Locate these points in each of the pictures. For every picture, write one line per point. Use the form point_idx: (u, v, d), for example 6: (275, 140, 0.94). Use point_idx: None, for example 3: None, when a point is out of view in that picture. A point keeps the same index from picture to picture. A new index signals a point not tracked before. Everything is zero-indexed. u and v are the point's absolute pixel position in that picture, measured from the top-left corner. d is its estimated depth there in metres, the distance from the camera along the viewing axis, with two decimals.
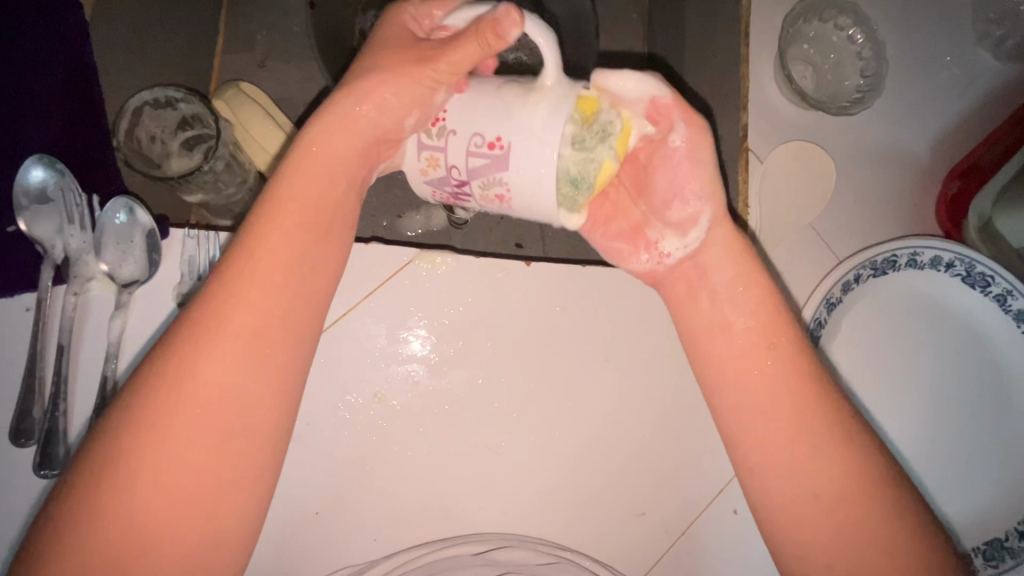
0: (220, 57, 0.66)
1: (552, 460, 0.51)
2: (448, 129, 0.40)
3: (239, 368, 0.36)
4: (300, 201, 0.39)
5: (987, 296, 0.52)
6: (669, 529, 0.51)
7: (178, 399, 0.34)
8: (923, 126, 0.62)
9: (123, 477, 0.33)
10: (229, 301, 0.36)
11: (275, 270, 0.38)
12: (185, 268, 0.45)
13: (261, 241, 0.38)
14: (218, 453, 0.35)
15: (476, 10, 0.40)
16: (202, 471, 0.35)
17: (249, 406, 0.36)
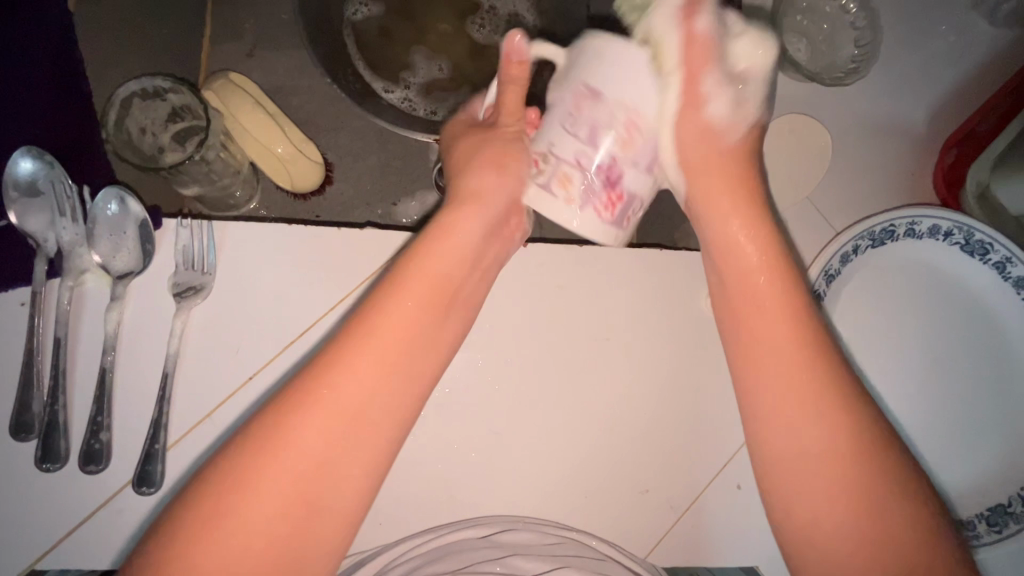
0: (207, 48, 0.65)
1: (555, 439, 0.51)
2: (541, 153, 0.38)
3: (355, 417, 0.35)
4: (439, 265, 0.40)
5: (985, 264, 0.51)
6: (673, 506, 0.51)
7: (312, 416, 0.34)
8: (919, 96, 0.62)
9: (212, 526, 0.31)
10: (353, 362, 0.36)
11: (399, 334, 0.38)
12: (179, 258, 0.44)
13: (389, 305, 0.38)
14: (322, 496, 0.34)
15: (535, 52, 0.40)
16: (304, 514, 0.34)
17: (355, 458, 0.35)
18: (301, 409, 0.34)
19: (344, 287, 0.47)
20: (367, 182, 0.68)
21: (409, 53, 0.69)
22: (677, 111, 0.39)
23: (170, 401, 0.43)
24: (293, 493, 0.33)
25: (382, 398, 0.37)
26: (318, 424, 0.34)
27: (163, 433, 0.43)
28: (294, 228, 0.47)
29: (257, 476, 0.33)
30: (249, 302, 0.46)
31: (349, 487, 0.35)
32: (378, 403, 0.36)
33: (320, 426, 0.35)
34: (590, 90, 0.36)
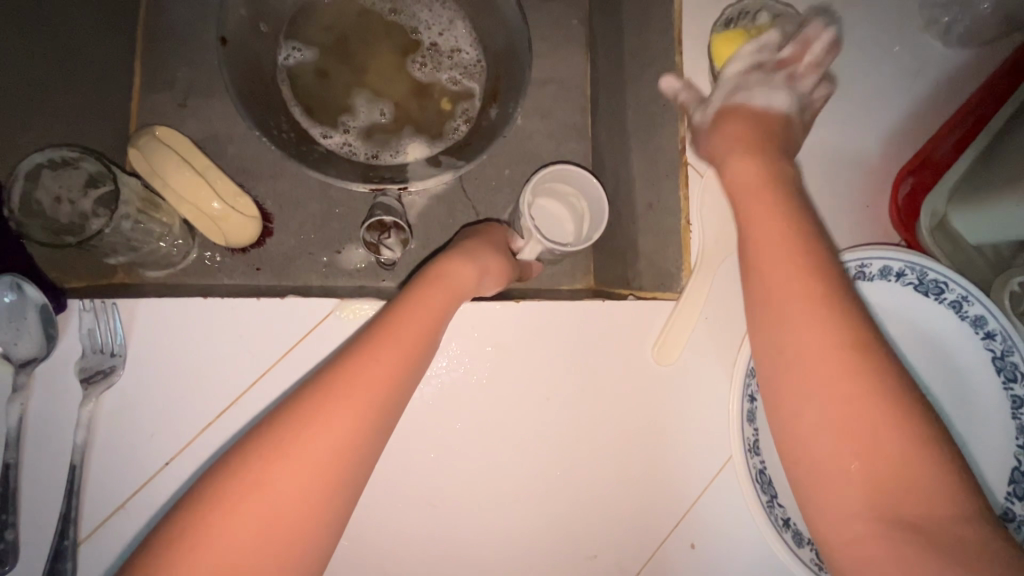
0: (137, 100, 0.64)
1: (499, 505, 0.49)
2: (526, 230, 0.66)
3: (335, 458, 0.35)
4: (408, 326, 0.41)
5: (941, 303, 0.50)
6: (624, 568, 0.49)
7: (268, 480, 0.33)
8: (870, 122, 0.60)
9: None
10: (315, 426, 0.35)
11: (366, 395, 0.37)
12: (86, 342, 0.42)
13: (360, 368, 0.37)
14: (269, 558, 0.32)
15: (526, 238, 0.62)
16: (274, 553, 0.33)
17: (315, 523, 0.34)
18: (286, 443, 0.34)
19: (262, 362, 0.45)
20: (309, 231, 0.66)
21: (347, 95, 0.67)
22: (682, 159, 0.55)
23: (80, 493, 0.41)
24: (260, 530, 0.32)
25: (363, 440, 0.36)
26: (301, 456, 0.34)
27: (73, 527, 0.41)
28: (208, 300, 0.45)
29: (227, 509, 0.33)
30: (164, 382, 0.44)
31: (316, 531, 0.34)
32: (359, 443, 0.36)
33: (280, 484, 0.33)
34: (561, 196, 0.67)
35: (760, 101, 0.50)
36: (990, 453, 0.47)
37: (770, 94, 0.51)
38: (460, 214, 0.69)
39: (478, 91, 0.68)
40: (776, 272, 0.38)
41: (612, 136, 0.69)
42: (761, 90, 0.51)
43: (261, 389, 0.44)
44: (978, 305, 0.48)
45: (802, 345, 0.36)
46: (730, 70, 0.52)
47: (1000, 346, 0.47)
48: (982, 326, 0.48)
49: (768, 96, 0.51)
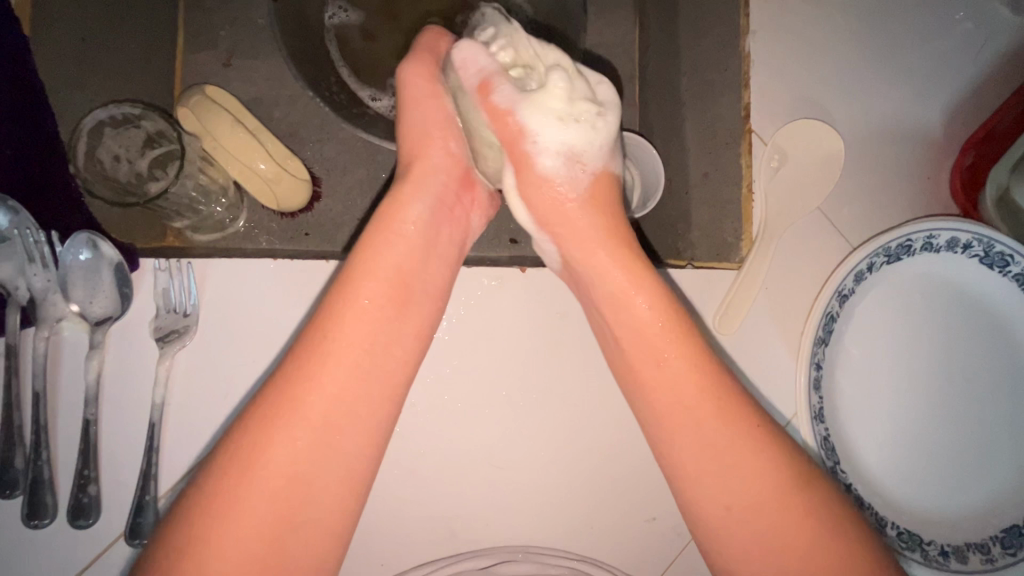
0: (181, 60, 0.62)
1: (558, 470, 0.50)
2: (537, 147, 0.44)
3: (332, 410, 0.40)
4: (377, 282, 0.42)
5: (1007, 278, 0.48)
6: (680, 532, 0.50)
7: (270, 441, 0.38)
8: (936, 91, 0.58)
9: (198, 542, 0.36)
10: (307, 388, 0.39)
11: (347, 351, 0.41)
12: (160, 301, 0.43)
13: (336, 327, 0.41)
14: (298, 500, 0.38)
15: (563, 160, 0.45)
16: (293, 499, 0.38)
17: (329, 467, 0.39)
18: (284, 410, 0.38)
19: None
20: (357, 196, 0.65)
21: (395, 57, 0.66)
22: (567, 170, 0.45)
23: (159, 450, 0.42)
24: (278, 483, 0.38)
25: (354, 400, 0.41)
26: (298, 417, 0.39)
27: (153, 483, 0.41)
28: (282, 262, 0.45)
29: (242, 469, 0.37)
30: (235, 344, 0.44)
31: (324, 483, 0.39)
32: (352, 407, 0.40)
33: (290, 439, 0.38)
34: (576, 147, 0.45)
35: (553, 171, 0.45)
36: None
37: (586, 150, 0.45)
38: None
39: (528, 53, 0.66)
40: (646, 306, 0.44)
41: (664, 105, 0.68)
42: (578, 159, 0.45)
43: None
44: None
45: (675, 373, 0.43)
46: (544, 138, 0.44)
47: None
48: None
49: (563, 150, 0.44)
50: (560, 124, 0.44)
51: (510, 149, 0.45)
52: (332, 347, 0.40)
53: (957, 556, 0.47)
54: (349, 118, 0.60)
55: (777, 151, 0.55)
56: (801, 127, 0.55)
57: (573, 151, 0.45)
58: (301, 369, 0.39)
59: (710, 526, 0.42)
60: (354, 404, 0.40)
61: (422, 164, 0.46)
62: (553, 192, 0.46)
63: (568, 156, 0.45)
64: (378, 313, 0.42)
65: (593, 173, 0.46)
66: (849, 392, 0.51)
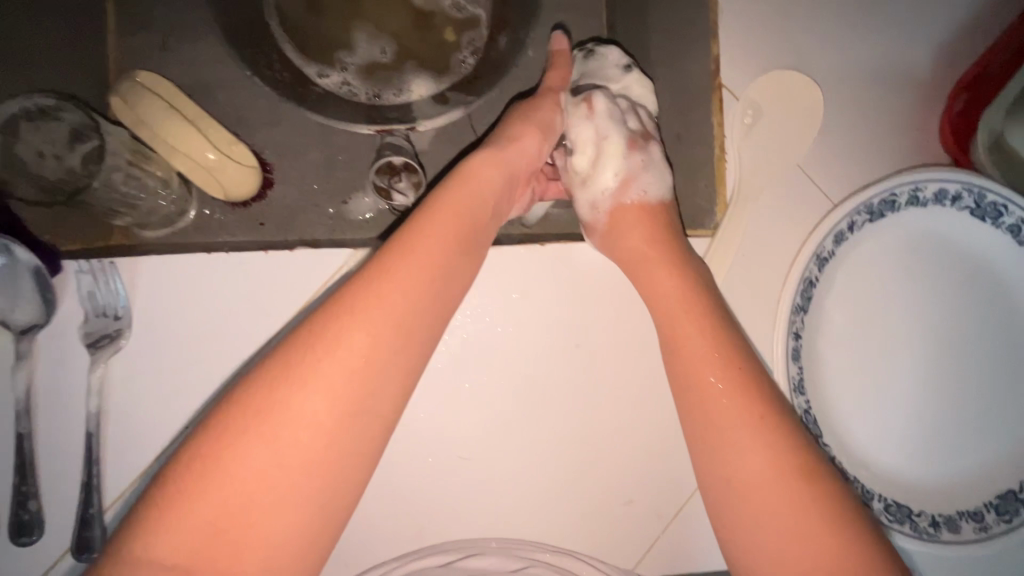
0: (113, 42, 0.57)
1: (527, 458, 0.47)
2: (582, 192, 0.51)
3: (401, 323, 0.33)
4: (452, 214, 0.38)
5: (999, 230, 0.46)
6: (659, 514, 0.48)
7: (329, 351, 0.31)
8: (920, 34, 0.54)
9: (230, 451, 0.29)
10: (379, 292, 0.33)
11: (422, 262, 0.35)
12: (88, 306, 0.40)
13: (415, 237, 0.36)
14: (345, 428, 0.31)
15: (607, 194, 0.50)
16: (341, 425, 0.31)
17: (382, 394, 0.33)
18: (353, 314, 0.32)
19: (276, 319, 0.43)
20: (312, 181, 0.61)
21: (343, 29, 0.61)
22: (619, 202, 0.50)
23: (100, 462, 0.40)
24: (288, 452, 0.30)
25: (418, 317, 0.34)
26: (328, 374, 0.31)
27: (97, 496, 0.40)
28: (217, 257, 0.42)
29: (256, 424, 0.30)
30: (175, 346, 0.41)
31: (342, 460, 0.31)
32: (416, 322, 0.34)
33: (349, 355, 0.31)
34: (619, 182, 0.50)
35: (596, 203, 0.50)
36: None
37: (635, 180, 0.50)
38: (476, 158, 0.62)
39: (485, 18, 0.62)
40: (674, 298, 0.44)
41: None
42: (636, 183, 0.50)
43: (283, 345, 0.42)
44: None
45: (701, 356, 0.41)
46: (604, 176, 0.50)
47: None
48: None
49: (607, 185, 0.50)
50: (597, 172, 0.50)
51: (570, 190, 0.52)
52: (383, 295, 0.33)
53: (950, 526, 0.45)
54: (296, 97, 0.56)
55: (751, 107, 0.51)
56: (779, 80, 0.51)
57: (614, 186, 0.50)
58: (374, 274, 0.34)
59: (731, 526, 0.38)
60: (417, 336, 0.34)
61: (513, 141, 0.45)
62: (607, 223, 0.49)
63: (610, 190, 0.50)
64: (452, 248, 0.37)
65: (638, 198, 0.49)
66: (836, 360, 0.48)
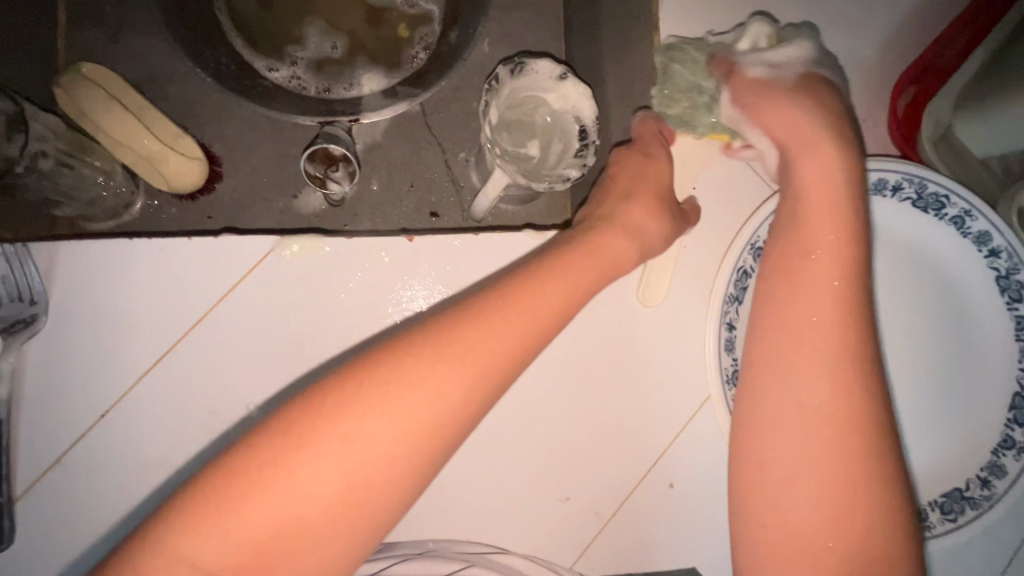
0: (65, 38, 0.58)
1: (460, 453, 0.47)
2: (732, 63, 0.49)
3: (423, 425, 0.32)
4: (544, 287, 0.38)
5: (942, 220, 0.46)
6: (597, 513, 0.47)
7: (345, 438, 0.31)
8: (871, 23, 0.53)
9: (224, 502, 0.30)
10: (407, 390, 0.32)
11: (467, 363, 0.34)
12: (2, 290, 0.39)
13: (465, 332, 0.34)
14: (331, 516, 0.30)
15: (774, 61, 0.49)
16: (331, 514, 0.30)
17: (380, 491, 0.31)
18: (378, 403, 0.32)
19: (200, 305, 0.42)
20: (261, 176, 0.61)
21: (295, 24, 0.61)
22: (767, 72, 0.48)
23: (12, 450, 0.39)
24: (288, 514, 0.30)
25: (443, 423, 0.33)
26: (351, 450, 0.31)
27: (7, 484, 0.39)
28: (141, 245, 0.42)
29: (287, 453, 0.30)
30: (95, 334, 0.41)
31: (365, 514, 0.31)
32: (425, 430, 0.32)
33: (359, 447, 0.31)
34: (780, 56, 0.49)
35: (759, 70, 0.48)
36: (982, 382, 0.45)
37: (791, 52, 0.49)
38: (425, 150, 0.61)
39: (438, 14, 0.62)
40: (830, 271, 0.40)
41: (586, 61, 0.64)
42: (783, 60, 0.49)
43: (205, 333, 0.42)
44: (981, 220, 0.44)
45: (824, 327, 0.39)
46: (778, 48, 0.49)
47: (1006, 265, 0.44)
48: (984, 243, 0.44)
49: (773, 56, 0.49)
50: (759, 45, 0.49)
51: (728, 67, 0.49)
52: (442, 369, 0.33)
53: None
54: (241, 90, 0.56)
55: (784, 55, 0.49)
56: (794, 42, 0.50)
57: (761, 57, 0.49)
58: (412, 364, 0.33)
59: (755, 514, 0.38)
60: (434, 441, 0.33)
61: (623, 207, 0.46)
62: (767, 103, 0.46)
63: (778, 59, 0.49)
64: (513, 330, 0.35)
65: (799, 76, 0.48)
66: None
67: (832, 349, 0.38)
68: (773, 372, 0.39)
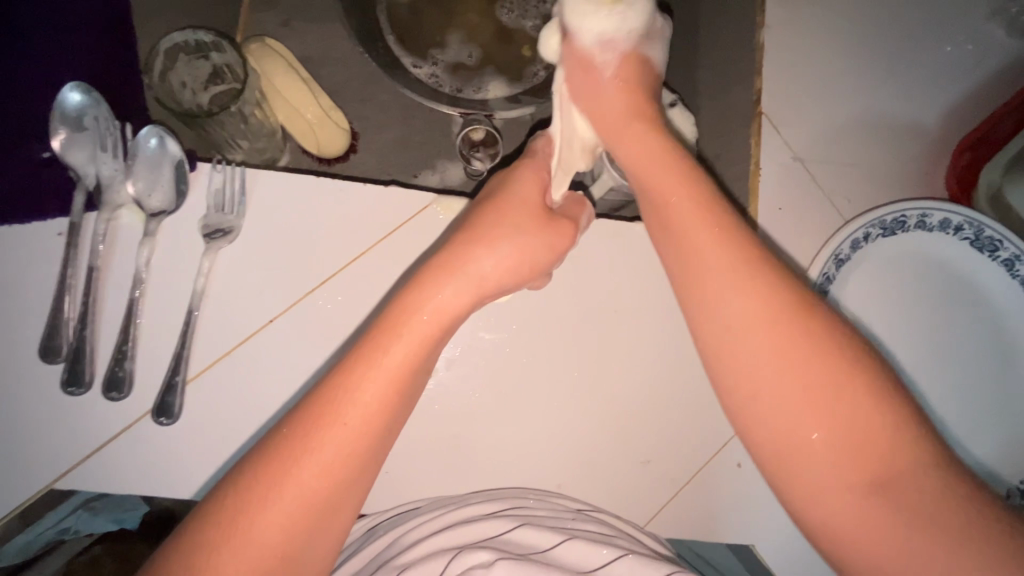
0: (245, 14, 0.67)
1: (558, 408, 0.52)
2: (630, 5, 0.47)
3: (367, 429, 0.35)
4: (457, 300, 0.40)
5: (995, 261, 0.52)
6: (673, 479, 0.52)
7: (300, 465, 0.32)
8: (934, 97, 0.62)
9: (210, 554, 0.30)
10: (348, 405, 0.34)
11: (395, 368, 0.36)
12: (212, 201, 0.46)
13: (387, 342, 0.37)
14: (301, 542, 0.32)
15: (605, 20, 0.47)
16: (301, 538, 0.32)
17: (344, 499, 0.34)
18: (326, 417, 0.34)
19: (362, 241, 0.48)
20: (389, 153, 0.69)
21: (436, 31, 0.71)
22: (598, 30, 0.47)
23: (192, 337, 0.45)
24: (260, 559, 0.31)
25: (379, 425, 0.35)
26: (307, 472, 0.33)
27: (184, 367, 0.44)
28: (323, 185, 0.49)
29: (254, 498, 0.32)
30: (271, 251, 0.47)
31: (333, 528, 0.34)
32: (369, 432, 0.35)
33: (314, 467, 0.33)
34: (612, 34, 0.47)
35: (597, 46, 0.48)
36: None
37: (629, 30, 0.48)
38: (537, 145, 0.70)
39: None
40: (750, 303, 0.36)
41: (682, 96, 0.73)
42: (615, 44, 0.48)
43: (362, 267, 0.48)
44: None
45: (761, 346, 0.36)
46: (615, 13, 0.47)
47: None
48: None
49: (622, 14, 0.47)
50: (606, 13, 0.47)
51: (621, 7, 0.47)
52: (348, 412, 0.34)
53: None
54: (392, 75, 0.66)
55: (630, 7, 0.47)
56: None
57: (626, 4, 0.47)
58: (341, 385, 0.35)
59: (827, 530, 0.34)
60: (374, 438, 0.35)
61: (513, 227, 0.44)
62: (573, 72, 0.49)
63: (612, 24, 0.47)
64: (430, 337, 0.39)
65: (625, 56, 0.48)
66: None
67: (756, 330, 0.36)
68: (757, 398, 0.35)
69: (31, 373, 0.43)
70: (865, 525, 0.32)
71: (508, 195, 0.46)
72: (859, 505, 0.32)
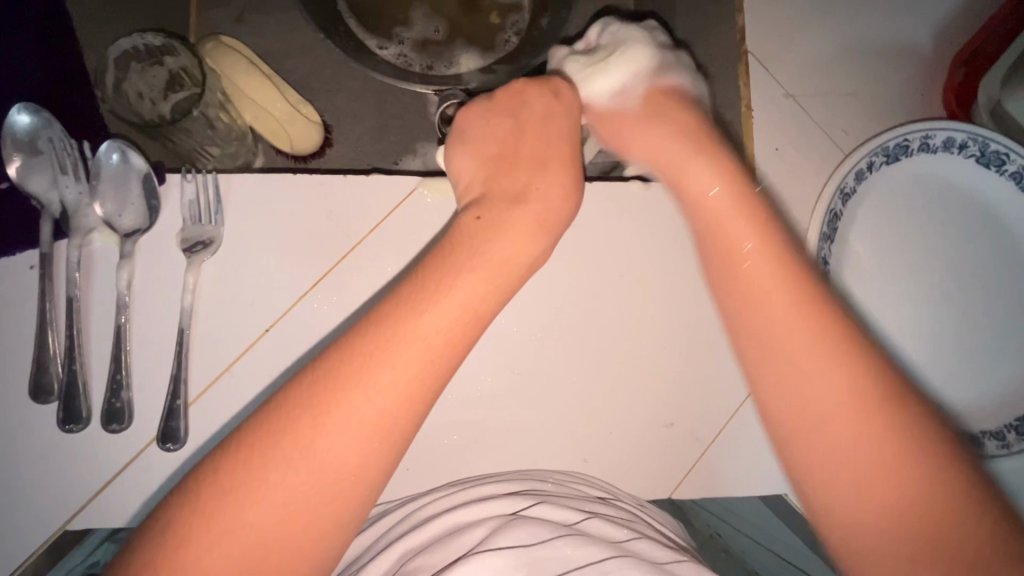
0: (196, 14, 0.64)
1: (573, 382, 0.51)
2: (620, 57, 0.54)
3: (416, 382, 0.30)
4: (520, 246, 0.37)
5: (1002, 176, 0.50)
6: (698, 438, 0.51)
7: (333, 416, 0.28)
8: (921, 17, 0.60)
9: (216, 509, 0.26)
10: (388, 356, 0.29)
11: (450, 322, 0.32)
12: (186, 213, 0.44)
13: (434, 293, 0.32)
14: (330, 502, 0.27)
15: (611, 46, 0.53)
16: (333, 495, 0.28)
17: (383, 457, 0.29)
18: (369, 365, 0.29)
19: (347, 234, 0.46)
20: (366, 143, 0.66)
21: (398, 9, 0.67)
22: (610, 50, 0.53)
23: (188, 356, 0.43)
24: (275, 519, 0.26)
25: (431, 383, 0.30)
26: (339, 426, 0.28)
27: (183, 388, 0.43)
28: (301, 181, 0.46)
29: (279, 444, 0.27)
30: (257, 257, 0.45)
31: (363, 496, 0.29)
32: (411, 390, 0.30)
33: (344, 419, 0.28)
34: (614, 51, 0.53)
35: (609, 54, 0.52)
36: None
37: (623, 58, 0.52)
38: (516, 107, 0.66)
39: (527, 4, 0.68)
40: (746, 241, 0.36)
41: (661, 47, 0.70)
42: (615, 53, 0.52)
43: (350, 261, 0.46)
44: None
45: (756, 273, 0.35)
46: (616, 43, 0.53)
47: None
48: None
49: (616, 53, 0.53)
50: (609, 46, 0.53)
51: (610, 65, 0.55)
52: (394, 360, 0.29)
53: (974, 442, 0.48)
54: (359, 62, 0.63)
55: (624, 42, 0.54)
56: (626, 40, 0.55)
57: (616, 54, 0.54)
58: (380, 335, 0.30)
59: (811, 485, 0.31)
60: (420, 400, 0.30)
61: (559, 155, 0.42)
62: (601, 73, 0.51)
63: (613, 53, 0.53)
64: (488, 293, 0.34)
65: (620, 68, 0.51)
66: (858, 290, 0.53)
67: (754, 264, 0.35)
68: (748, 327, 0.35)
69: (23, 415, 0.41)
70: (898, 488, 0.29)
71: (540, 123, 0.43)
72: (881, 478, 0.29)
